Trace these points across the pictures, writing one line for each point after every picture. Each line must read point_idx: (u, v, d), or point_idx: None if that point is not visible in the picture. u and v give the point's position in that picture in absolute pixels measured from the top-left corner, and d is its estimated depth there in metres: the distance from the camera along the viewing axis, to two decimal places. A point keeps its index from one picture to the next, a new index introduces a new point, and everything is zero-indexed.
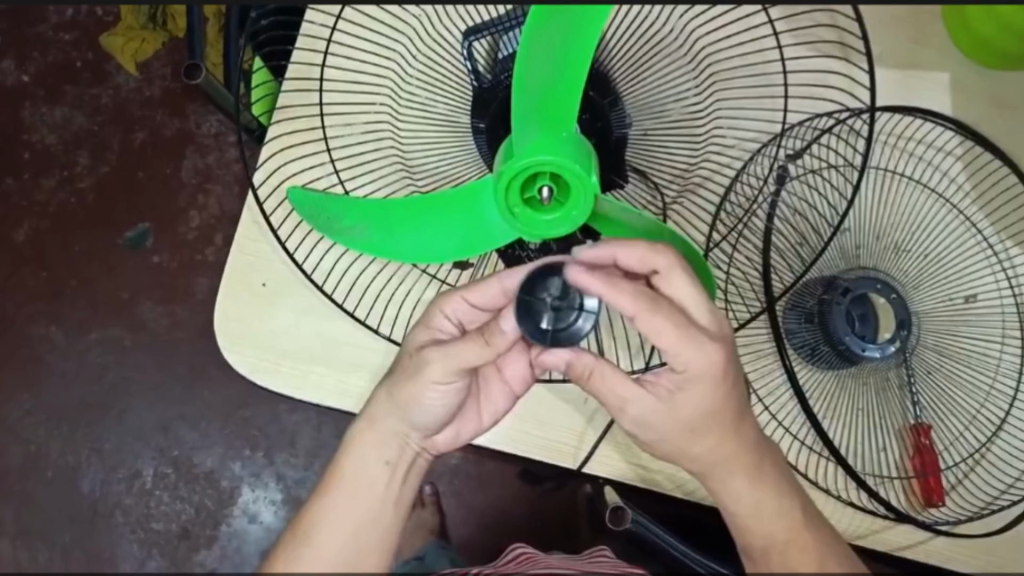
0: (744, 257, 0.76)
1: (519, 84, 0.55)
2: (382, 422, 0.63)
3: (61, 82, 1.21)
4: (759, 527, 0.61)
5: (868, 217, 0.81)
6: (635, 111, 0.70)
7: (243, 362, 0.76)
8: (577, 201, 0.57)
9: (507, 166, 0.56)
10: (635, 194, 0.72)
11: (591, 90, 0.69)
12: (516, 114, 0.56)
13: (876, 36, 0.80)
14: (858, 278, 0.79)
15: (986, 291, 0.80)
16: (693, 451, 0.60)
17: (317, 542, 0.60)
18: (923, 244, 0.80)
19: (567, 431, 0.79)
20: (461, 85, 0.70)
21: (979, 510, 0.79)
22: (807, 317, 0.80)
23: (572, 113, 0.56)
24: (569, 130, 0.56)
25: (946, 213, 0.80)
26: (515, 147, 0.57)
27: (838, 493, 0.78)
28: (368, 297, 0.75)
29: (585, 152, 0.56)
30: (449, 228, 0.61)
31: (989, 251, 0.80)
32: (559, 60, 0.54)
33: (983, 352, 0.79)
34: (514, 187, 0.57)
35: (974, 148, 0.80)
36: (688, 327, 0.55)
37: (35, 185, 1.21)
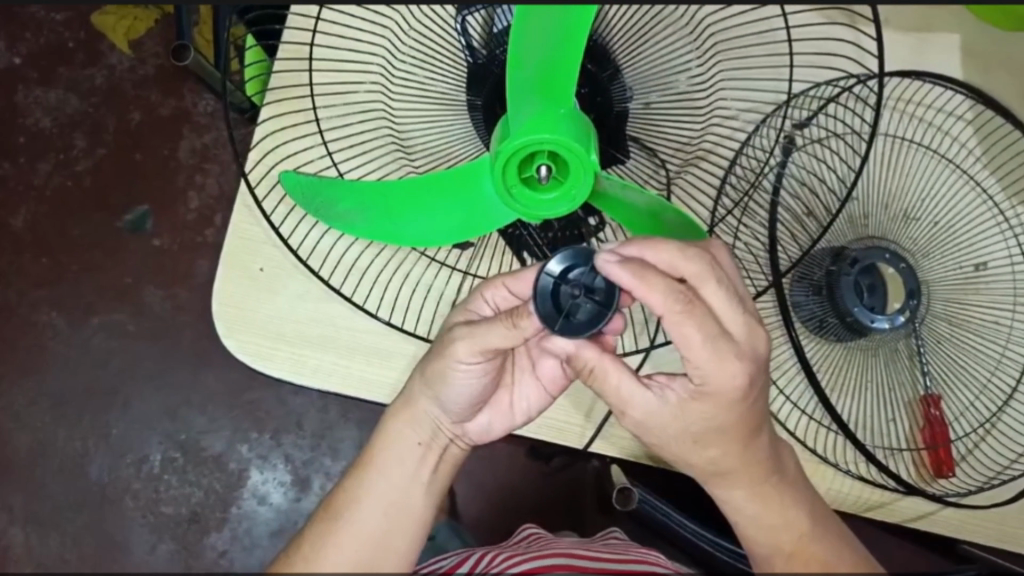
0: (749, 231, 0.74)
1: (517, 60, 0.53)
2: (419, 404, 0.62)
3: (54, 61, 1.20)
4: (762, 529, 0.61)
5: (878, 184, 0.79)
6: (635, 85, 0.68)
7: (244, 351, 0.75)
8: (577, 179, 0.55)
9: (502, 146, 0.54)
10: (636, 168, 0.70)
11: (589, 64, 0.66)
12: (512, 90, 0.54)
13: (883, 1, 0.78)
14: (868, 249, 0.78)
15: (997, 256, 0.78)
16: (696, 456, 0.60)
17: (325, 537, 0.60)
18: (934, 211, 0.79)
19: (571, 412, 0.78)
20: (455, 60, 0.68)
21: (988, 480, 0.78)
22: (815, 289, 0.79)
23: (569, 88, 0.54)
24: (566, 106, 0.54)
25: (957, 179, 0.79)
26: (510, 124, 0.54)
27: (846, 468, 0.77)
28: (366, 281, 0.74)
29: (585, 129, 0.55)
30: (445, 210, 0.59)
31: (1000, 217, 0.78)
32: (554, 32, 0.52)
33: (993, 322, 0.78)
34: (511, 168, 0.55)
35: (985, 112, 0.79)
36: (703, 324, 0.53)
37: (31, 168, 1.19)
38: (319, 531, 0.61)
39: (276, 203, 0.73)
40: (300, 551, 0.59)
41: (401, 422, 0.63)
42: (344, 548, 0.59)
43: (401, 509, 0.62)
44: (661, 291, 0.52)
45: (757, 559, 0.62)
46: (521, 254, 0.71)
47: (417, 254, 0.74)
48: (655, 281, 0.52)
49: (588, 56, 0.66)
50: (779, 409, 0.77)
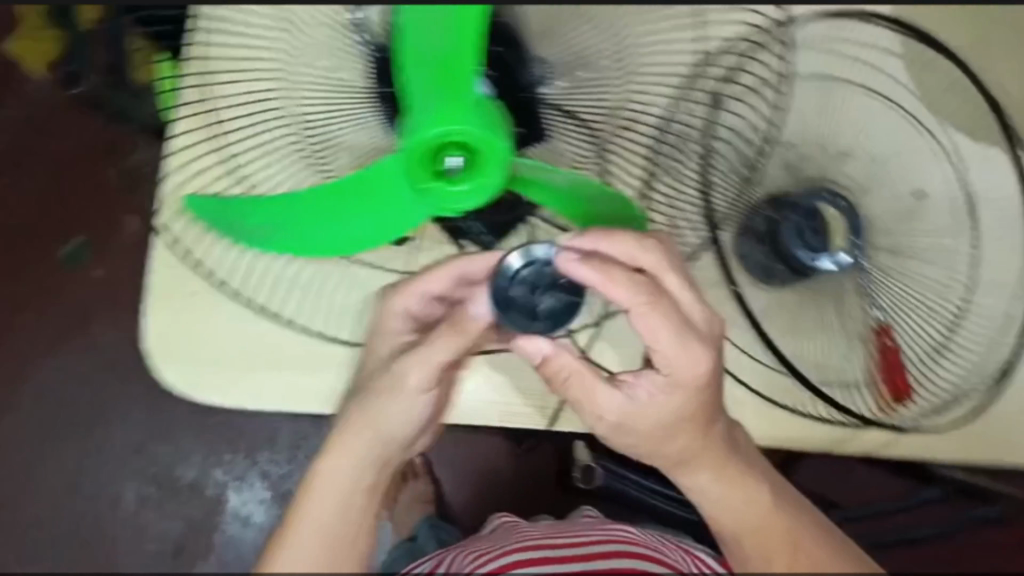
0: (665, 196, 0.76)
1: (405, 60, 0.50)
2: (352, 439, 0.58)
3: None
4: (726, 509, 0.61)
5: (809, 125, 0.77)
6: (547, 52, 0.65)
7: (187, 378, 0.76)
8: (489, 170, 0.54)
9: (408, 144, 0.52)
10: (556, 143, 0.69)
11: (499, 47, 0.64)
12: (406, 89, 0.51)
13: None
14: (807, 192, 0.77)
15: (934, 183, 0.78)
16: (665, 448, 0.60)
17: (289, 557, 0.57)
18: (867, 145, 0.77)
19: (529, 395, 0.82)
20: (351, 56, 0.62)
21: (947, 401, 0.77)
22: (759, 239, 0.78)
23: (469, 77, 0.51)
24: (469, 97, 0.52)
25: (890, 111, 0.78)
26: (412, 120, 0.52)
27: (802, 409, 0.81)
28: (295, 296, 0.73)
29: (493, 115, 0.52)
30: (358, 217, 0.58)
31: (933, 142, 0.78)
32: (444, 26, 0.49)
33: (935, 245, 0.77)
34: (419, 165, 0.53)
35: (913, 44, 0.79)
36: (667, 313, 0.55)
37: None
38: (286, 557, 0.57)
39: (183, 231, 0.71)
40: None
41: (337, 452, 0.59)
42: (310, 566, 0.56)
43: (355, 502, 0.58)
44: (626, 284, 0.54)
45: (725, 539, 0.62)
46: (462, 240, 0.75)
47: (342, 262, 0.74)
48: (620, 276, 0.54)
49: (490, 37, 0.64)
50: (726, 358, 0.80)
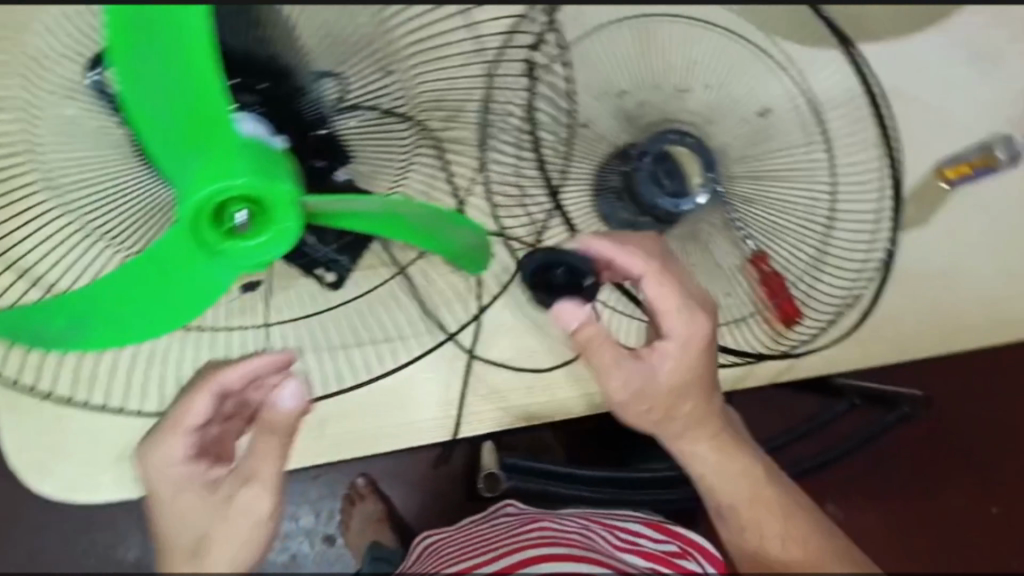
0: (499, 182, 0.74)
1: (143, 123, 0.46)
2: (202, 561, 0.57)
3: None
4: (724, 479, 0.67)
5: (639, 71, 0.74)
6: (324, 57, 0.57)
7: (66, 484, 0.73)
8: (278, 218, 0.51)
9: (182, 209, 0.48)
10: (364, 161, 0.64)
11: (261, 82, 0.58)
12: (158, 154, 0.47)
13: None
14: (651, 137, 0.74)
15: (778, 97, 0.75)
16: (658, 414, 0.65)
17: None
18: (706, 76, 0.74)
19: (431, 409, 0.78)
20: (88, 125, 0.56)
21: (839, 307, 0.78)
22: (617, 196, 0.76)
23: (224, 132, 0.47)
24: (232, 152, 0.48)
25: (718, 35, 0.75)
26: (178, 182, 0.48)
27: None
28: (134, 388, 0.73)
29: (269, 155, 0.50)
30: (154, 297, 0.54)
31: (767, 56, 0.76)
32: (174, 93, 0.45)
33: (794, 163, 0.76)
34: (206, 228, 0.50)
35: None
36: (679, 283, 0.63)
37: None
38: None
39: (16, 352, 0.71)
40: None
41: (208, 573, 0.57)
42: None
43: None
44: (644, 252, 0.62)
45: (720, 510, 0.68)
46: (316, 269, 0.71)
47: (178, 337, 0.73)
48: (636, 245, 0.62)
49: (250, 74, 0.57)
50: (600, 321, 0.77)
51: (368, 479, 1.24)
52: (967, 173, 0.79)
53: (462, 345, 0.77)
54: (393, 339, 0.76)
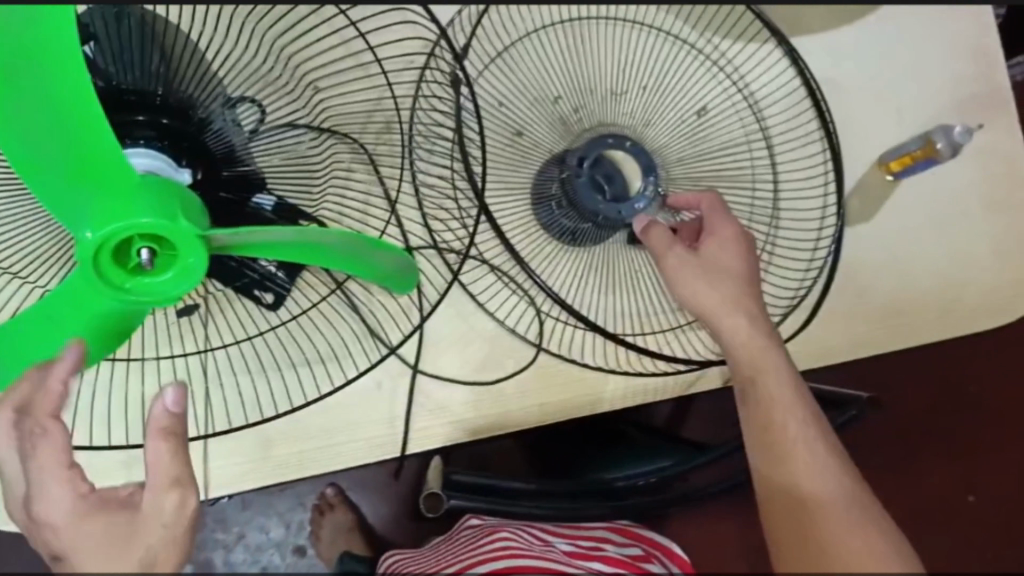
0: (430, 197, 0.73)
1: (33, 164, 0.46)
2: None
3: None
4: (755, 354, 0.64)
5: (570, 74, 0.74)
6: (234, 83, 0.58)
7: None
8: (182, 254, 0.49)
9: (79, 252, 0.47)
10: (287, 186, 0.62)
11: (161, 117, 0.56)
12: (53, 198, 0.47)
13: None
14: (589, 142, 0.72)
15: (713, 97, 0.76)
16: (698, 281, 0.65)
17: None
18: (637, 78, 0.74)
19: (375, 427, 0.75)
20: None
21: (793, 298, 0.77)
22: (558, 204, 0.73)
23: (115, 166, 0.46)
24: (128, 185, 0.47)
25: (648, 36, 0.75)
26: (76, 226, 0.47)
27: (630, 369, 0.78)
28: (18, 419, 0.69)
29: (167, 194, 0.48)
30: (62, 333, 0.52)
31: (699, 55, 0.76)
32: (53, 127, 0.45)
33: (734, 161, 0.76)
34: (107, 269, 0.48)
35: None
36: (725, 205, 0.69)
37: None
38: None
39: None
40: None
41: None
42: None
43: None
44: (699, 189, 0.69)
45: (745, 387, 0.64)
46: (253, 291, 0.69)
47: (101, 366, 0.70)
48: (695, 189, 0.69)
49: (154, 109, 0.55)
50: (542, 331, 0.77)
51: (337, 487, 1.22)
52: (908, 164, 0.79)
53: (404, 359, 0.75)
54: (330, 359, 0.73)
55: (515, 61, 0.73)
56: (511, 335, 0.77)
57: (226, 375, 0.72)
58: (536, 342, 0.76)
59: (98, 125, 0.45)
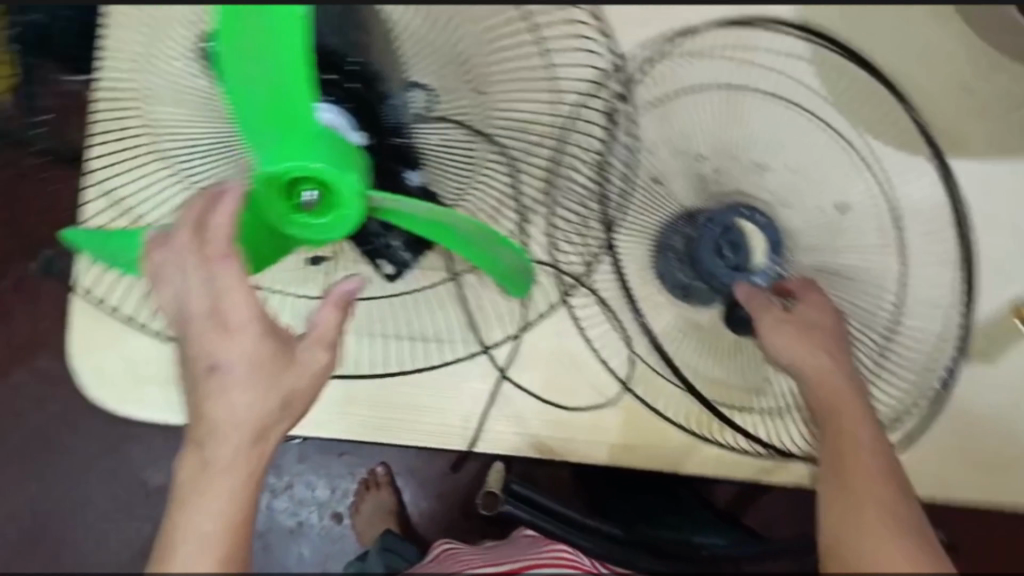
0: (563, 220, 0.76)
1: (237, 95, 0.51)
2: (213, 465, 0.53)
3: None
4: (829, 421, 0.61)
5: (721, 138, 0.74)
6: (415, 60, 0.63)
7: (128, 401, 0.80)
8: (345, 204, 0.54)
9: (257, 177, 0.53)
10: (433, 174, 0.67)
11: (353, 83, 0.63)
12: (246, 127, 0.52)
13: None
14: (720, 208, 0.75)
15: (858, 196, 0.75)
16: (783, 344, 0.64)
17: (206, 483, 0.52)
18: (784, 158, 0.75)
19: (453, 416, 0.79)
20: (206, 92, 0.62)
21: (888, 416, 0.76)
22: (677, 257, 0.76)
23: (306, 113, 0.51)
24: (314, 132, 0.52)
25: (803, 119, 0.76)
26: (258, 156, 0.53)
27: (711, 438, 0.78)
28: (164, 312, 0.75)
29: (343, 147, 0.54)
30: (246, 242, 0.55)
31: (856, 154, 0.76)
32: (268, 66, 0.49)
33: (863, 264, 0.75)
34: (277, 199, 0.54)
35: (824, 51, 0.78)
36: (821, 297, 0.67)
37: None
38: (200, 481, 0.52)
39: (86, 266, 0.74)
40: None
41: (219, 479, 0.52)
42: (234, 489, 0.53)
43: (254, 434, 0.53)
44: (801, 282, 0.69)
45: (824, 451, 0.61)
46: (377, 259, 0.74)
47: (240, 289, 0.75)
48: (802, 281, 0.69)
49: (343, 74, 0.63)
50: (633, 372, 0.78)
51: (387, 468, 1.27)
52: None
53: (495, 362, 0.79)
54: (430, 341, 0.77)
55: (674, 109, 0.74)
56: (602, 368, 0.79)
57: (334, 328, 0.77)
58: (624, 381, 0.78)
59: (302, 75, 0.50)
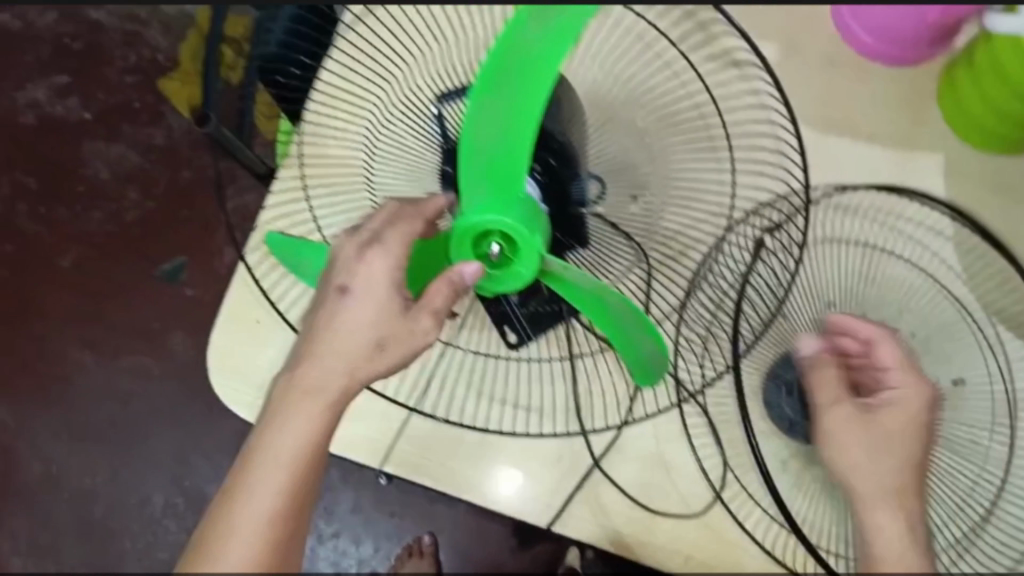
0: (696, 323, 0.78)
1: (466, 149, 0.56)
2: (319, 398, 0.58)
3: (172, 155, 1.60)
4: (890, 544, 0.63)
5: (855, 294, 0.79)
6: (593, 157, 0.70)
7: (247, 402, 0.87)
8: (522, 261, 0.61)
9: (458, 223, 0.59)
10: (595, 255, 0.72)
11: (550, 157, 0.67)
12: (463, 176, 0.57)
13: (867, 99, 0.82)
14: None
15: (975, 374, 0.77)
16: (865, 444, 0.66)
17: (293, 404, 0.58)
18: (913, 324, 0.77)
19: (538, 489, 0.82)
20: (420, 125, 0.69)
21: None
22: (789, 389, 0.78)
23: (520, 179, 0.56)
24: (517, 195, 0.58)
25: (934, 291, 0.79)
26: (465, 206, 0.59)
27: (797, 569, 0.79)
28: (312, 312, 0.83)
29: (534, 215, 0.59)
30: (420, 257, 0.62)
31: (981, 335, 0.78)
32: (505, 129, 0.54)
33: (971, 441, 0.76)
34: (465, 243, 0.60)
35: (966, 231, 0.80)
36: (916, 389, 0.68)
37: (121, 211, 1.60)
38: (290, 400, 0.58)
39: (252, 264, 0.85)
40: (245, 476, 0.56)
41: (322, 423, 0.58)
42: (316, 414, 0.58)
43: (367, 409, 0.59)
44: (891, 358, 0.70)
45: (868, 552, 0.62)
46: (502, 326, 0.79)
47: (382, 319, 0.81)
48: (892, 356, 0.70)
49: (547, 148, 0.67)
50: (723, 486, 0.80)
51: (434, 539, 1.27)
52: None
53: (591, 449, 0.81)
54: (533, 412, 0.83)
55: (823, 249, 0.81)
56: (699, 476, 0.80)
57: (448, 380, 0.83)
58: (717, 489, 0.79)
59: (526, 142, 0.54)
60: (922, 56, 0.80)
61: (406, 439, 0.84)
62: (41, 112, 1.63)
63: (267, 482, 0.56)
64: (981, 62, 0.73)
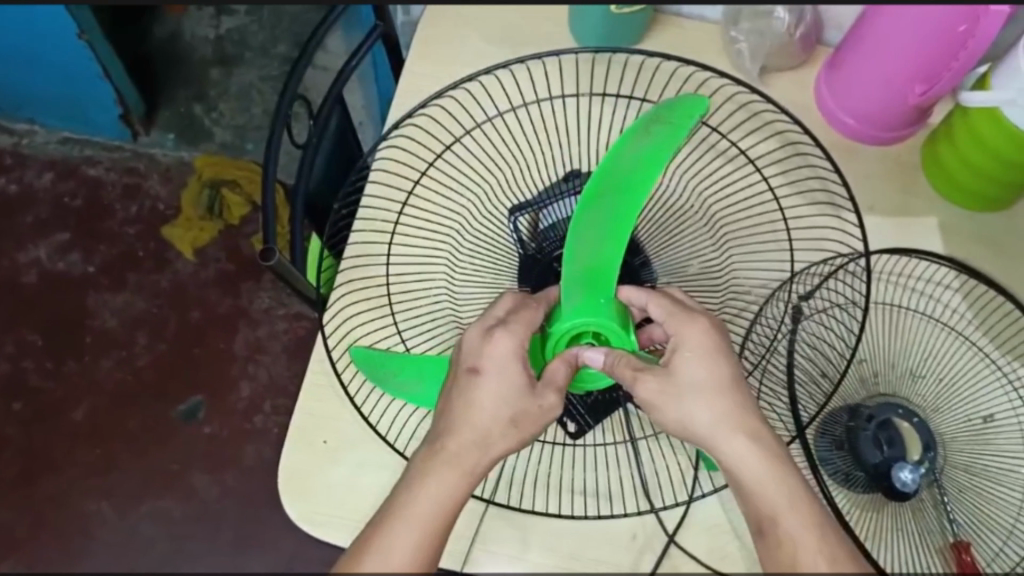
0: (769, 384, 0.83)
1: (571, 255, 0.75)
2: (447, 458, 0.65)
3: (180, 296, 1.64)
4: None
5: (885, 348, 0.88)
6: (654, 254, 0.87)
7: (321, 526, 0.87)
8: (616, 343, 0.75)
9: (557, 323, 0.74)
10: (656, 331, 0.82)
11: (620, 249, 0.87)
12: (567, 281, 0.75)
13: (859, 172, 0.92)
14: (882, 405, 0.84)
15: (1002, 411, 0.85)
16: None
17: (425, 476, 0.64)
18: (937, 369, 0.87)
19: (620, 568, 0.85)
20: (503, 247, 0.89)
21: None
22: (837, 444, 0.83)
23: (611, 280, 0.75)
24: (606, 297, 0.75)
25: (956, 341, 0.88)
26: (563, 311, 0.75)
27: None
28: (389, 422, 0.88)
29: (622, 313, 0.75)
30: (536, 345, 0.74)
31: (1000, 372, 0.86)
32: (608, 228, 0.75)
33: (1010, 470, 0.83)
34: (561, 344, 0.75)
35: (969, 280, 0.89)
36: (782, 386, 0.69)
37: (132, 357, 1.61)
38: (430, 464, 0.65)
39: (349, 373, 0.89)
40: (386, 529, 0.61)
41: (447, 483, 0.64)
42: (450, 483, 0.64)
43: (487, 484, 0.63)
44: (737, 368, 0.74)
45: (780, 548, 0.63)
46: (562, 418, 0.87)
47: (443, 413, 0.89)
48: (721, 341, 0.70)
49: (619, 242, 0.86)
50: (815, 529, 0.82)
51: None
52: None
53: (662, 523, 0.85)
54: (601, 498, 0.86)
55: (873, 309, 0.89)
56: None
57: (520, 473, 0.87)
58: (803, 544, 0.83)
59: (624, 236, 0.75)
60: (884, 137, 0.91)
61: (482, 534, 0.86)
62: (43, 269, 1.66)
63: (402, 536, 0.61)
64: (963, 141, 0.84)
